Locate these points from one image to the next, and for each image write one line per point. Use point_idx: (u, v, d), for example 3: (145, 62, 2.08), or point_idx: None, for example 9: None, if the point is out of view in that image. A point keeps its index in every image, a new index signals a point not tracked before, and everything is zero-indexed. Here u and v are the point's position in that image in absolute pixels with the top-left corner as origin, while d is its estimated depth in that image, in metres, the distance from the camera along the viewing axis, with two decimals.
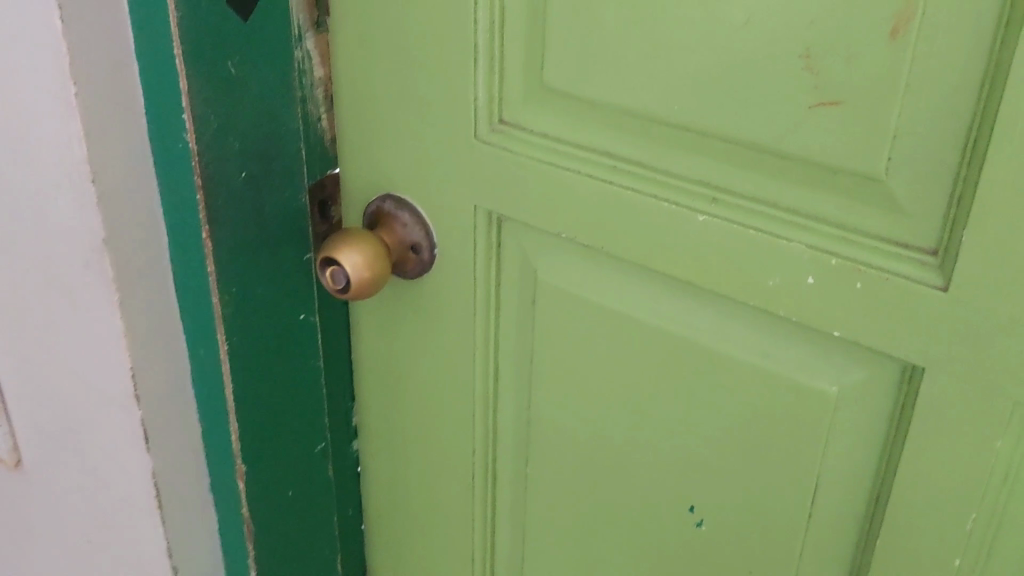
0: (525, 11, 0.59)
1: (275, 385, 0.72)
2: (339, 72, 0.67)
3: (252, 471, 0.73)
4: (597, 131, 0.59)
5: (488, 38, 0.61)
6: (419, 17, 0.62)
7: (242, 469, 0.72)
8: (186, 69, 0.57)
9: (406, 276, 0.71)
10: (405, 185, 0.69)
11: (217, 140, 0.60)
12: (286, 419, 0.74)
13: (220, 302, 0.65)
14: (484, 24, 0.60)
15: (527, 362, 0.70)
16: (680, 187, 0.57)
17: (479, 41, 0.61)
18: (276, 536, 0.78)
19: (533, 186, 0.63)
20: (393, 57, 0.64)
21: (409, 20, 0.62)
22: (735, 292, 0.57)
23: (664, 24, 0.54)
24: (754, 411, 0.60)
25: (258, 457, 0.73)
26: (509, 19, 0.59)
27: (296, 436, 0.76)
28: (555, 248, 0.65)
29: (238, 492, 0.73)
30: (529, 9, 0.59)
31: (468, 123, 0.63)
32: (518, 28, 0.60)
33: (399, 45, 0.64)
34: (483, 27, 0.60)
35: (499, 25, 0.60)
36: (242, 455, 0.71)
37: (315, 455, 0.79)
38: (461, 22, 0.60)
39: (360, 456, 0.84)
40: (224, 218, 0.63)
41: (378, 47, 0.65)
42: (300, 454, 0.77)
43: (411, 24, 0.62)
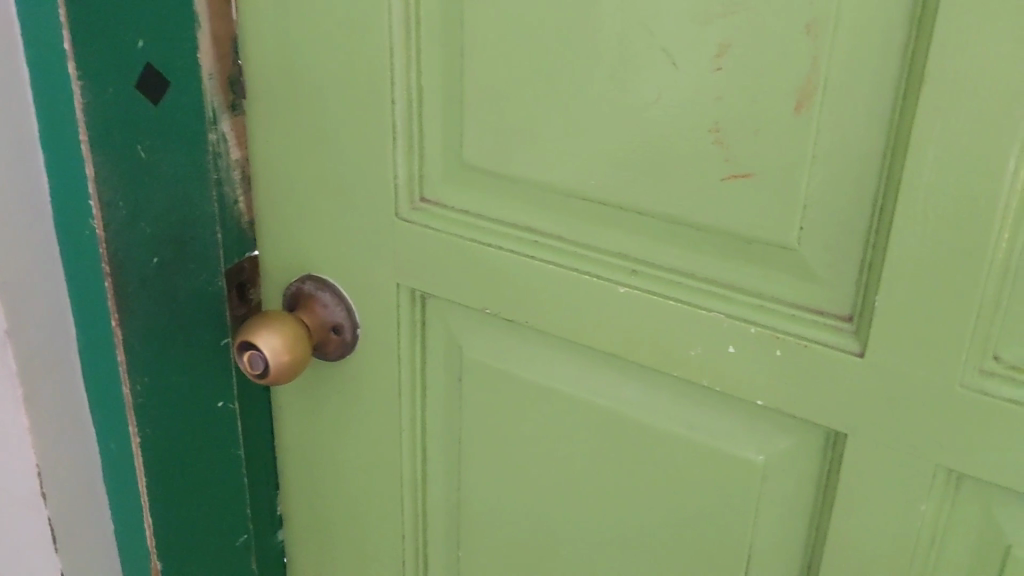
0: (442, 90, 0.59)
1: (192, 476, 0.69)
2: (257, 153, 0.66)
3: (169, 566, 0.69)
4: (517, 207, 0.60)
5: (407, 118, 0.61)
6: (336, 99, 0.62)
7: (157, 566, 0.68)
8: (93, 155, 0.55)
9: (328, 358, 0.70)
10: (326, 266, 0.68)
11: (127, 225, 0.58)
12: (205, 512, 0.71)
13: (132, 392, 0.62)
14: (402, 104, 0.60)
15: (456, 442, 0.69)
16: (600, 261, 0.57)
17: (398, 121, 0.61)
18: None
19: (456, 263, 0.62)
20: (312, 138, 0.64)
21: (327, 101, 0.62)
22: (659, 364, 0.57)
23: (579, 102, 0.54)
24: (684, 483, 0.59)
25: (175, 552, 0.70)
26: (427, 98, 0.60)
27: (216, 529, 0.72)
28: (480, 324, 0.64)
29: None
30: (446, 89, 0.59)
31: (388, 203, 0.63)
32: (436, 107, 0.60)
33: (317, 126, 0.63)
34: (401, 107, 0.60)
35: (417, 105, 0.60)
36: (158, 552, 0.68)
37: (238, 546, 0.75)
38: (379, 102, 0.60)
39: (285, 546, 0.81)
40: (137, 306, 0.61)
41: (296, 128, 0.64)
42: (221, 548, 0.73)
43: (329, 105, 0.62)
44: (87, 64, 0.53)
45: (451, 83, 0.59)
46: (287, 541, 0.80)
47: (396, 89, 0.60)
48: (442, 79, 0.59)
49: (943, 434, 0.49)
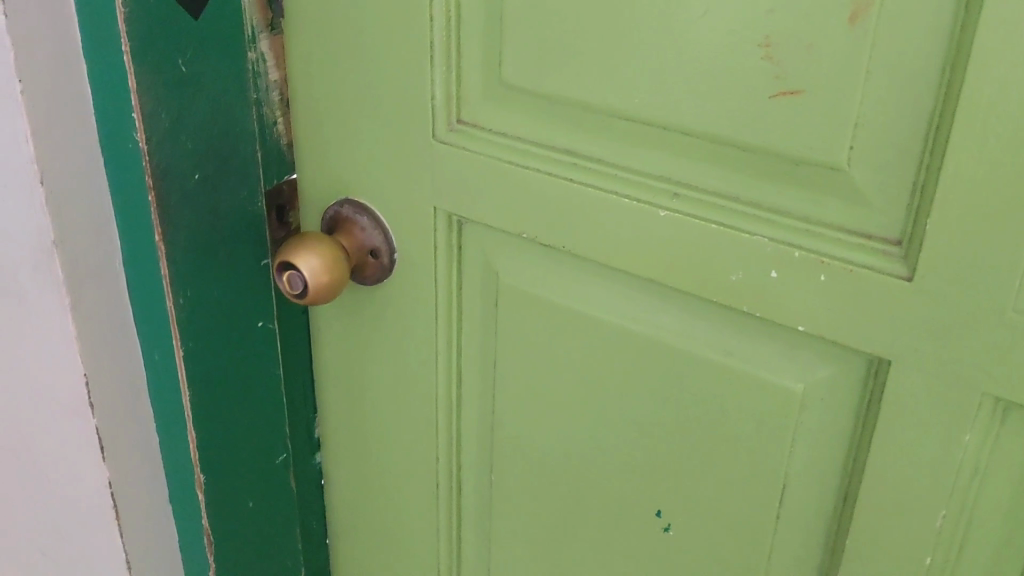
0: (483, 7, 0.58)
1: (234, 395, 0.69)
2: (296, 73, 0.66)
3: (213, 484, 0.70)
4: (557, 128, 0.58)
5: (447, 36, 0.59)
6: (375, 16, 0.61)
7: (202, 480, 0.69)
8: (135, 67, 0.55)
9: (365, 282, 0.70)
10: (364, 189, 0.67)
11: (169, 139, 0.58)
12: (245, 431, 0.72)
13: (176, 307, 0.62)
14: (442, 21, 0.59)
15: (492, 368, 0.69)
16: (641, 184, 0.56)
17: (438, 39, 0.59)
18: (235, 553, 0.75)
19: (494, 186, 0.61)
20: (350, 57, 0.63)
21: (366, 19, 0.61)
22: (698, 289, 0.56)
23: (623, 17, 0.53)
24: (721, 411, 0.59)
25: (218, 470, 0.71)
26: (468, 15, 0.58)
27: (255, 449, 0.73)
28: (518, 249, 0.64)
29: (198, 505, 0.70)
30: (487, 6, 0.58)
31: (427, 124, 0.62)
32: (476, 24, 0.59)
33: (356, 44, 0.62)
34: (441, 25, 0.59)
35: (457, 22, 0.59)
36: (201, 468, 0.69)
37: (277, 467, 0.76)
38: (419, 19, 0.59)
39: (323, 468, 0.82)
40: (179, 221, 0.61)
41: (335, 47, 0.63)
42: (260, 468, 0.74)
43: (368, 23, 0.61)
44: None
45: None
46: (324, 464, 0.81)
47: (436, 5, 0.58)
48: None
49: (993, 361, 0.47)
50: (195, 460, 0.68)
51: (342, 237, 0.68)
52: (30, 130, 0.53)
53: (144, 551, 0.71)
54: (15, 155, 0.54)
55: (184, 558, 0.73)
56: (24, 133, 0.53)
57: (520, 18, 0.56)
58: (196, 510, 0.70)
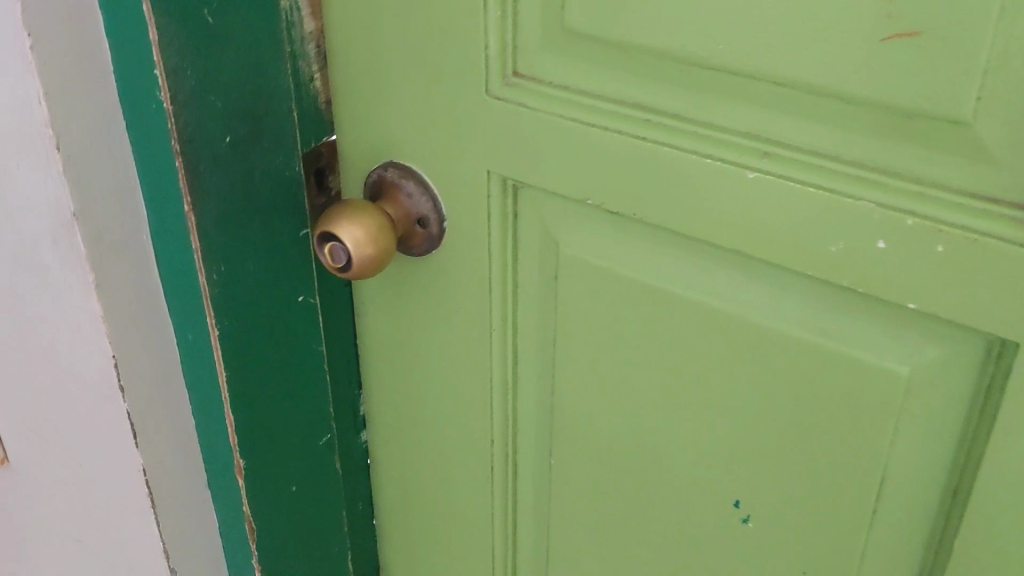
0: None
1: (274, 374, 0.65)
2: (333, 23, 0.60)
3: (253, 471, 0.66)
4: (628, 80, 0.52)
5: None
6: None
7: (241, 468, 0.65)
8: (156, 17, 0.49)
9: (412, 253, 0.64)
10: (410, 151, 0.62)
11: (197, 98, 0.52)
12: (287, 413, 0.67)
13: (209, 284, 0.57)
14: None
15: (550, 345, 0.63)
16: (725, 142, 0.50)
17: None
18: (278, 540, 0.71)
19: (556, 146, 0.55)
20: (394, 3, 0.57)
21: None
22: (790, 260, 0.50)
23: None
24: (811, 394, 0.53)
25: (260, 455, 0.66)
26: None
27: (298, 431, 0.69)
28: (581, 217, 0.58)
29: (239, 493, 0.66)
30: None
31: (479, 78, 0.56)
32: None
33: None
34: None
35: None
36: (241, 454, 0.64)
37: (321, 449, 0.72)
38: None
39: (368, 447, 0.77)
40: (211, 190, 0.55)
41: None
42: (303, 450, 0.70)
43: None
44: None
45: None
46: (370, 443, 0.77)
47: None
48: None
49: None
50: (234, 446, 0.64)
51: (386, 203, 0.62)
52: (43, 90, 0.48)
53: (183, 538, 0.67)
54: (28, 119, 0.49)
55: (226, 542, 0.70)
56: (36, 93, 0.48)
57: None
58: (238, 498, 0.66)
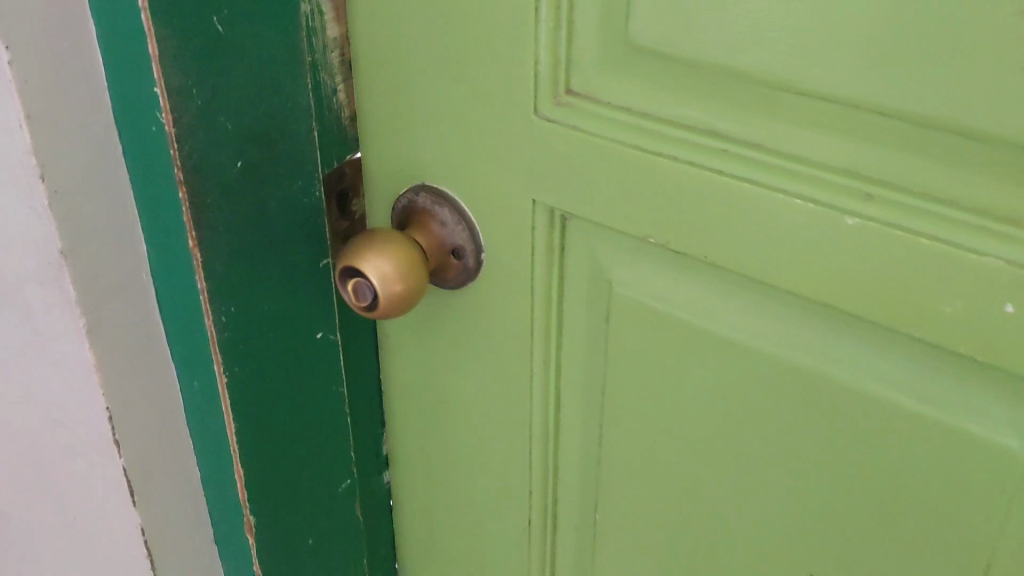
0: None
1: (289, 419, 0.59)
2: (357, 29, 0.53)
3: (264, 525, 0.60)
4: (702, 102, 0.44)
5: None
6: None
7: (251, 525, 0.59)
8: (155, 26, 0.42)
9: (444, 286, 0.57)
10: (444, 173, 0.55)
11: (202, 120, 0.46)
12: (302, 459, 0.61)
13: (217, 327, 0.51)
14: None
15: (597, 394, 0.56)
16: (817, 179, 0.42)
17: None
18: None
19: (614, 177, 0.48)
20: (429, 10, 0.50)
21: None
22: (892, 318, 0.42)
23: None
24: (907, 468, 0.46)
25: (275, 507, 0.61)
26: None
27: (315, 478, 0.63)
28: (640, 256, 0.50)
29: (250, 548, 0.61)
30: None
31: (525, 95, 0.49)
32: None
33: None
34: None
35: None
36: (251, 508, 0.58)
37: (340, 495, 0.66)
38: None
39: (391, 488, 0.71)
40: (219, 221, 0.49)
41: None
42: (321, 498, 0.64)
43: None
44: None
45: None
46: (393, 484, 0.70)
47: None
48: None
49: None
50: (243, 499, 0.58)
51: (415, 233, 0.55)
52: (25, 113, 0.42)
53: None
54: (9, 146, 0.43)
55: None
56: (18, 117, 0.42)
57: None
58: (247, 552, 0.61)
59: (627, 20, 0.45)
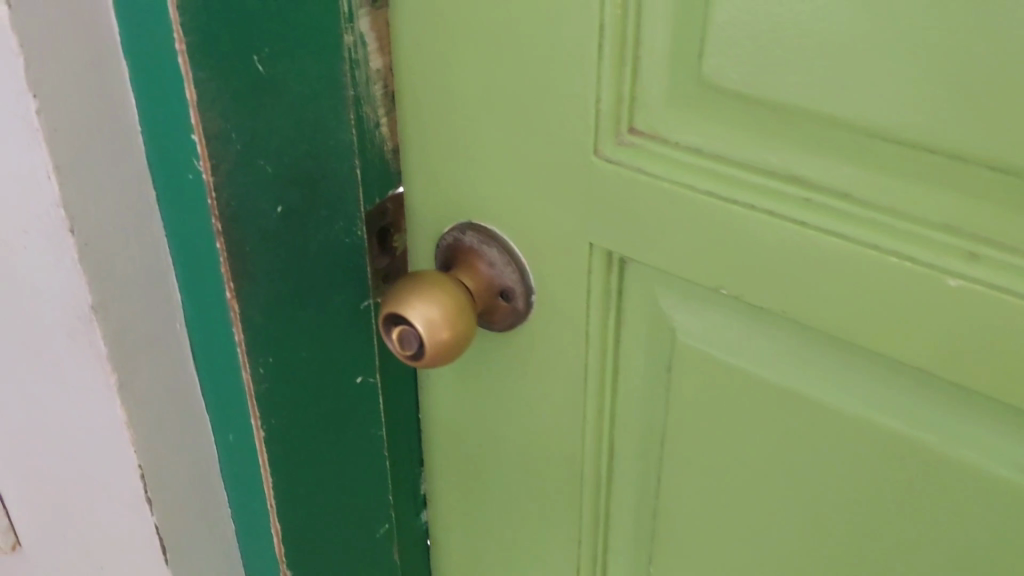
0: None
1: (324, 470, 0.55)
2: (403, 58, 0.50)
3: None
4: (784, 149, 0.41)
5: (621, 14, 0.42)
6: None
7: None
8: (195, 70, 0.39)
9: (492, 328, 0.54)
10: (494, 210, 0.51)
11: (242, 166, 0.43)
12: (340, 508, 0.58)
13: (255, 380, 0.48)
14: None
15: (655, 445, 0.53)
16: (914, 235, 0.39)
17: (607, 18, 0.43)
18: None
19: (684, 225, 0.45)
20: (483, 42, 0.47)
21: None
22: (995, 388, 0.39)
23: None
24: (1001, 540, 0.43)
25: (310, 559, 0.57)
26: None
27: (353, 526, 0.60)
28: (708, 307, 0.47)
29: None
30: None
31: (585, 133, 0.46)
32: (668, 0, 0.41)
33: (489, 23, 0.46)
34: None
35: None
36: (288, 562, 0.55)
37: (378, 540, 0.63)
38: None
39: (429, 529, 0.68)
40: (258, 270, 0.46)
41: (459, 25, 0.47)
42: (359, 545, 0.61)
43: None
44: None
45: None
46: (431, 525, 0.67)
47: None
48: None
49: None
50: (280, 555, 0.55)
51: (462, 273, 0.52)
52: (52, 165, 0.39)
53: None
54: (36, 198, 0.40)
55: None
56: (45, 169, 0.39)
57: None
58: None
59: (701, 55, 0.41)
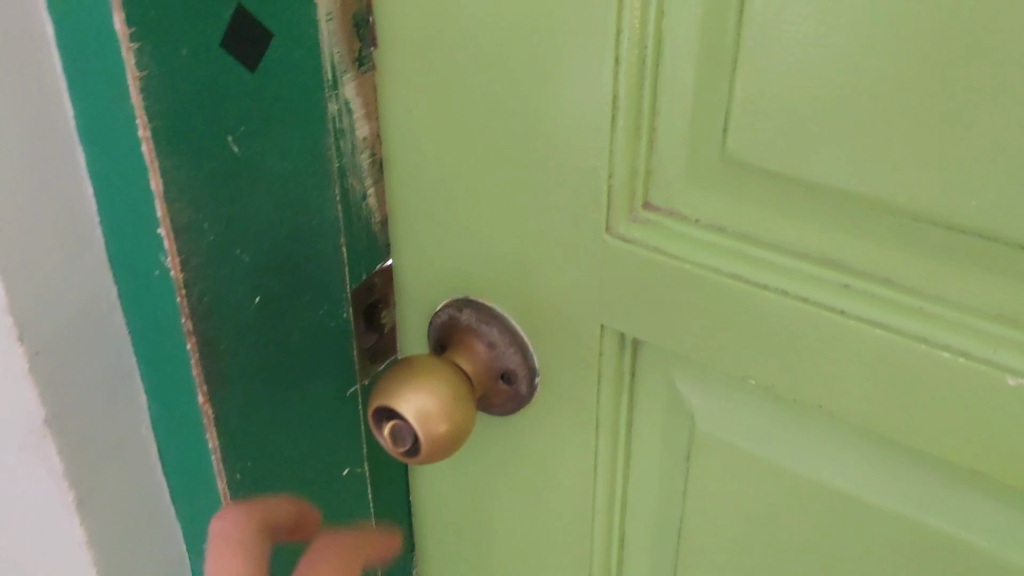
0: (698, 42, 0.37)
1: None
2: (392, 125, 0.45)
3: None
4: (821, 230, 0.37)
5: (636, 83, 0.39)
6: (524, 55, 0.40)
7: None
8: (161, 158, 0.34)
9: (491, 413, 0.49)
10: (493, 287, 0.47)
11: (216, 256, 0.38)
12: None
13: (230, 485, 0.44)
14: (630, 62, 0.38)
15: (670, 538, 0.49)
16: (968, 326, 0.35)
17: (620, 88, 0.39)
18: None
19: (707, 311, 0.41)
20: (481, 111, 0.43)
21: (505, 54, 0.40)
22: None
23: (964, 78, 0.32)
24: None
25: None
26: (670, 54, 0.38)
27: None
28: (733, 397, 0.43)
29: None
30: (704, 41, 0.37)
31: (594, 209, 0.42)
32: (688, 71, 0.38)
33: (488, 90, 0.42)
34: (626, 68, 0.38)
35: (656, 66, 0.38)
36: None
37: None
38: (591, 59, 0.39)
39: None
40: (233, 368, 0.41)
41: (454, 92, 0.43)
42: None
43: (508, 60, 0.41)
44: (145, 15, 0.32)
45: (718, 33, 0.36)
46: None
47: (621, 39, 0.38)
48: (696, 24, 0.36)
49: None
50: None
51: (460, 356, 0.47)
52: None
53: None
54: None
55: None
56: None
57: (768, 68, 0.35)
58: None
59: (725, 130, 0.38)
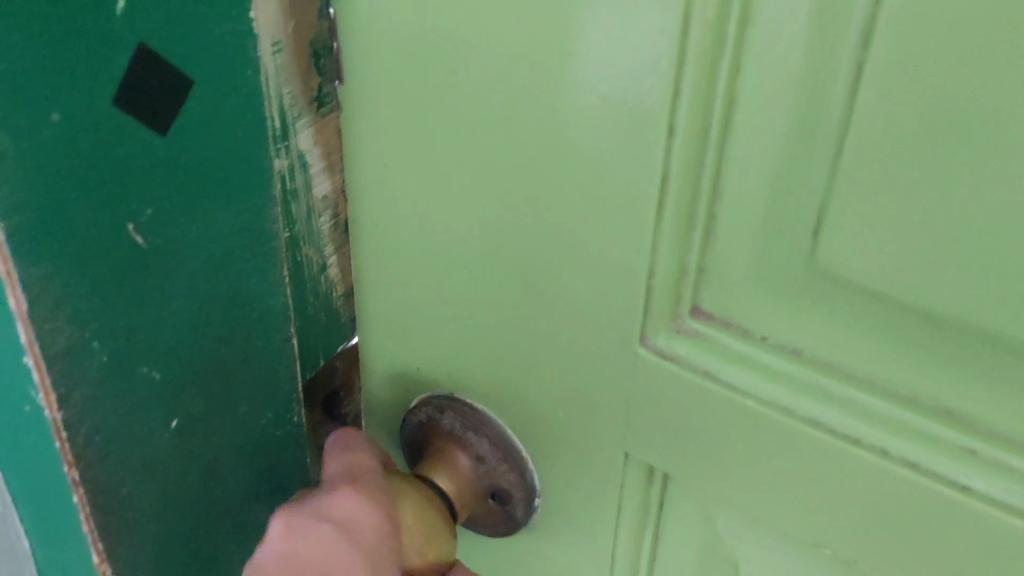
0: (785, 120, 0.26)
1: None
2: (362, 180, 0.35)
3: None
4: (936, 373, 0.28)
5: (693, 164, 0.28)
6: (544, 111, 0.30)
7: None
8: (23, 269, 0.24)
9: (474, 528, 0.40)
10: (484, 387, 0.37)
11: (115, 382, 0.28)
12: None
13: None
14: (688, 137, 0.28)
15: None
16: None
17: (670, 169, 0.29)
18: None
19: (771, 454, 0.31)
20: (481, 175, 0.32)
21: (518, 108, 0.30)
22: None
23: None
24: None
25: None
26: (745, 130, 0.27)
27: None
28: (790, 553, 0.34)
29: None
30: (796, 116, 0.26)
31: (626, 314, 0.32)
32: (767, 153, 0.27)
33: (492, 153, 0.31)
34: (682, 143, 0.28)
35: (723, 145, 0.28)
36: None
37: None
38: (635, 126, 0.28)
39: None
40: (143, 514, 0.31)
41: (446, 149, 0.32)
42: None
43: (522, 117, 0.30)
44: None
45: (815, 112, 0.26)
46: None
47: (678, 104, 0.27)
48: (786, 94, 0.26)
49: None
50: None
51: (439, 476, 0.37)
52: None
53: None
54: None
55: None
56: None
57: (884, 162, 0.25)
58: None
59: (815, 233, 0.28)
